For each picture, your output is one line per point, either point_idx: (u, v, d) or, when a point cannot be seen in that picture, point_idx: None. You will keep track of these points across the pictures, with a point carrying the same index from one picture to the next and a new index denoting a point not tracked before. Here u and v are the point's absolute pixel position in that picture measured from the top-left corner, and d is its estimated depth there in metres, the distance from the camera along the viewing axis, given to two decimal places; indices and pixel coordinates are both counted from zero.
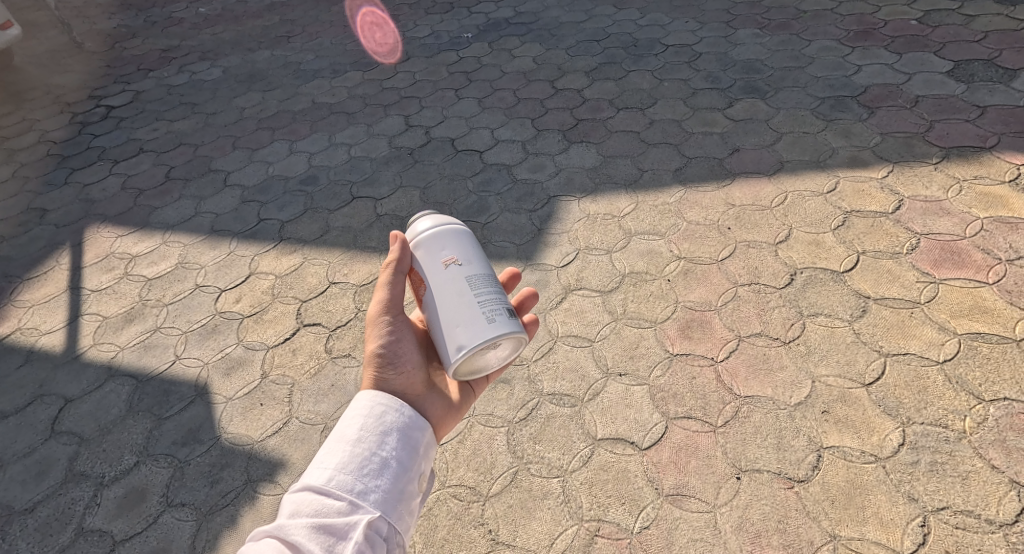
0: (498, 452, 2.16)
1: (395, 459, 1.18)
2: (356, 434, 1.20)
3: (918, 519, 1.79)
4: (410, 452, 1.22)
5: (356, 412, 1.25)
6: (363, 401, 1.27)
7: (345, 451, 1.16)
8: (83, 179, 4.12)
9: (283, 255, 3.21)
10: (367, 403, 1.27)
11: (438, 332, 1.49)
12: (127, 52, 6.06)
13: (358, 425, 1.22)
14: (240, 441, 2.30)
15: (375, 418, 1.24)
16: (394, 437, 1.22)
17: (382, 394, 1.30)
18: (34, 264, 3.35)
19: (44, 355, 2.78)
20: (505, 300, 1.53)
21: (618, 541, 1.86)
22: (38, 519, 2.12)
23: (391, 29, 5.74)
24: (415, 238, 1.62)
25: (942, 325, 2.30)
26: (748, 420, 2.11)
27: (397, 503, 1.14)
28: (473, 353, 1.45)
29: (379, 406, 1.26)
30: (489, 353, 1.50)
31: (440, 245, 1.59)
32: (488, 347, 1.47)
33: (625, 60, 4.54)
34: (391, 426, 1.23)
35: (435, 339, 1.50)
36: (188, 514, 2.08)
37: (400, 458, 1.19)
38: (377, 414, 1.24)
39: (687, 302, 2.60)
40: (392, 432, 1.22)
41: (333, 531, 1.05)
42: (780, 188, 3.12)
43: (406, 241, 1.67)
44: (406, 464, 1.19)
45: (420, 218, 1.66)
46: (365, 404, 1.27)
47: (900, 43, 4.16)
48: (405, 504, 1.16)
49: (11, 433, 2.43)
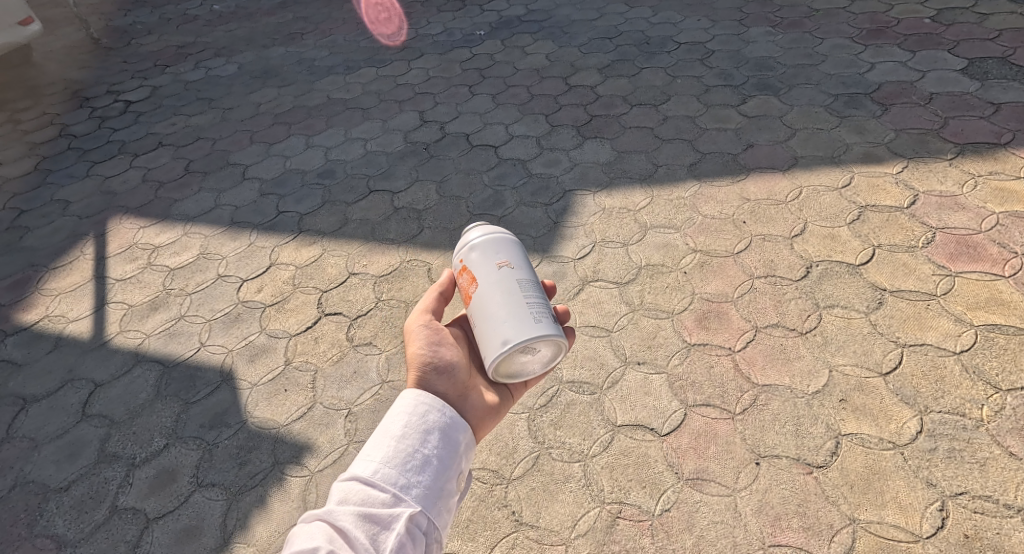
0: (520, 437, 2.19)
1: (437, 457, 1.20)
2: (400, 430, 1.22)
3: (937, 503, 1.82)
4: (452, 452, 1.23)
5: (401, 408, 1.27)
6: (407, 399, 1.28)
7: (389, 446, 1.19)
8: (104, 172, 4.18)
9: (303, 246, 3.26)
10: (411, 401, 1.28)
11: (484, 326, 1.52)
12: (143, 48, 6.13)
13: (403, 422, 1.24)
14: (266, 424, 2.35)
15: (419, 416, 1.25)
16: (436, 436, 1.23)
17: (425, 394, 1.31)
18: (59, 254, 3.42)
19: (72, 341, 2.84)
20: (550, 307, 1.59)
21: (639, 523, 1.90)
22: (73, 497, 2.18)
23: (397, 28, 5.79)
24: (468, 243, 1.69)
25: (958, 317, 2.33)
26: (766, 408, 2.15)
27: (437, 500, 1.16)
28: (516, 350, 1.48)
29: (423, 404, 1.27)
30: (529, 355, 1.53)
31: (495, 250, 1.65)
32: (530, 347, 1.50)
33: (637, 58, 4.57)
34: (434, 425, 1.24)
35: (479, 335, 1.53)
36: (218, 494, 2.13)
37: (441, 456, 1.21)
38: (421, 412, 1.26)
39: (704, 294, 2.63)
40: (435, 431, 1.23)
41: (377, 521, 1.08)
42: (795, 183, 3.14)
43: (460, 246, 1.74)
44: (447, 463, 1.21)
45: (476, 224, 1.73)
46: (409, 402, 1.28)
47: (913, 41, 4.18)
48: (444, 502, 1.18)
49: (44, 416, 2.49)
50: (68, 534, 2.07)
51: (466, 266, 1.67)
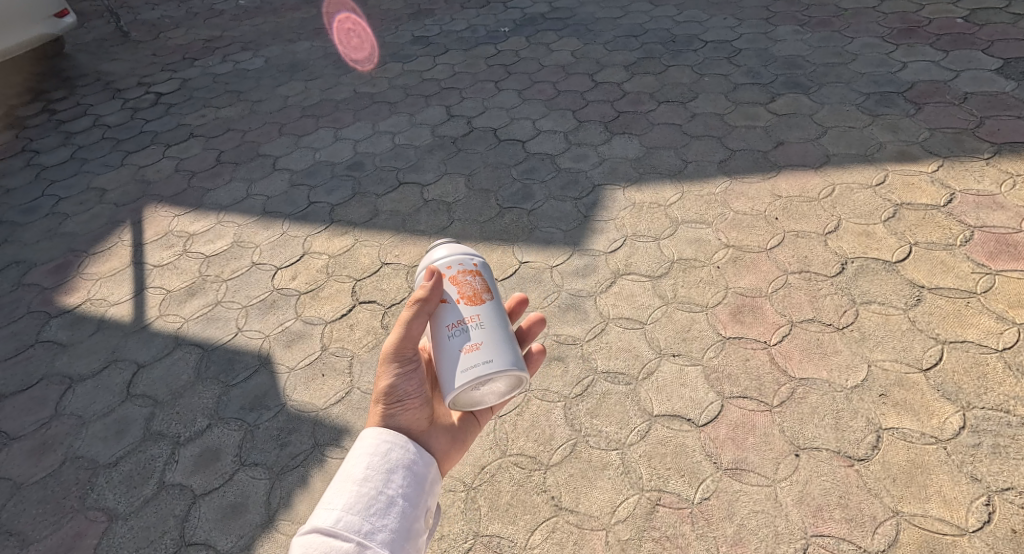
0: (556, 425, 2.21)
1: (401, 497, 1.22)
2: (362, 473, 1.23)
3: (982, 498, 1.82)
4: (416, 489, 1.26)
5: (363, 450, 1.29)
6: (369, 440, 1.31)
7: (351, 491, 1.19)
8: (138, 161, 4.25)
9: (335, 236, 3.28)
10: (372, 442, 1.31)
11: (496, 336, 1.48)
12: (171, 42, 6.20)
13: (365, 463, 1.25)
14: (305, 408, 2.39)
15: (381, 456, 1.27)
16: (400, 475, 1.25)
17: (388, 432, 1.34)
18: (97, 240, 3.48)
19: (114, 324, 2.90)
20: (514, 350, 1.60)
21: (680, 511, 1.91)
22: (121, 473, 2.24)
23: (369, 32, 5.78)
24: (470, 249, 1.61)
25: (1000, 315, 2.31)
26: (804, 401, 2.14)
27: (404, 542, 1.17)
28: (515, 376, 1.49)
29: (384, 444, 1.30)
30: (492, 391, 1.51)
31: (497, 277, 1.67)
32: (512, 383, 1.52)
33: (663, 56, 4.55)
34: (397, 463, 1.27)
35: (486, 341, 1.46)
36: (261, 473, 2.18)
37: (406, 495, 1.23)
38: (382, 452, 1.28)
39: (738, 288, 2.61)
40: (398, 469, 1.26)
41: None
42: (828, 180, 3.11)
43: (462, 246, 1.62)
44: (412, 501, 1.23)
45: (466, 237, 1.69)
46: (370, 443, 1.31)
47: (945, 41, 4.14)
48: (412, 541, 1.19)
49: (90, 394, 2.56)
50: (118, 508, 2.13)
51: (480, 272, 1.58)
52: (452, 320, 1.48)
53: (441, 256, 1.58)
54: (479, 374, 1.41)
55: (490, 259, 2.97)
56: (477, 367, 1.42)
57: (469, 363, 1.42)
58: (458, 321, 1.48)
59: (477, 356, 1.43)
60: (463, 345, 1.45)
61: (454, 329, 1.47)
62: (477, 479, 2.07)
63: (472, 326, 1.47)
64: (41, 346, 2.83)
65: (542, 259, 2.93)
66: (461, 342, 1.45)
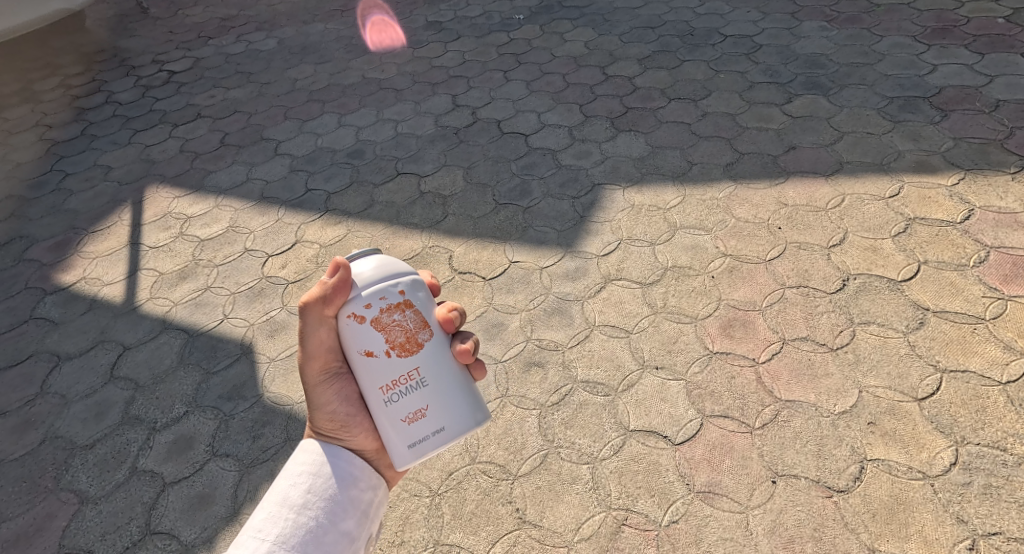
0: (529, 433, 2.16)
1: (340, 529, 1.13)
2: (301, 500, 1.13)
3: (966, 542, 1.72)
4: (359, 519, 1.18)
5: (302, 470, 1.19)
6: (311, 459, 1.22)
7: (287, 520, 1.10)
8: (145, 140, 4.26)
9: (328, 225, 3.24)
10: (314, 461, 1.22)
11: (444, 392, 1.26)
12: (189, 19, 6.20)
13: (304, 486, 1.16)
14: (281, 401, 2.37)
15: (323, 479, 1.18)
16: (342, 503, 1.17)
17: (333, 452, 1.24)
18: (98, 218, 3.51)
19: (105, 304, 2.92)
20: (472, 389, 1.32)
21: (645, 532, 1.84)
22: (97, 455, 2.27)
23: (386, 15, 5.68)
24: (381, 277, 1.25)
25: (1008, 344, 2.18)
26: (788, 425, 2.05)
27: None
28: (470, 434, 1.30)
29: (328, 465, 1.21)
30: None
31: (431, 291, 1.32)
32: None
33: (680, 50, 4.39)
34: (340, 490, 1.18)
35: (433, 402, 1.25)
36: (231, 465, 2.18)
37: (346, 528, 1.14)
38: (324, 474, 1.19)
39: (730, 300, 2.51)
40: (341, 498, 1.17)
41: None
42: (838, 190, 2.96)
43: (379, 269, 1.26)
44: (353, 534, 1.15)
45: (364, 253, 1.30)
46: (312, 461, 1.21)
47: (983, 42, 3.90)
48: None
49: (75, 374, 2.59)
50: (89, 491, 2.15)
51: (410, 306, 1.25)
52: (386, 381, 1.24)
53: (358, 290, 1.24)
54: (433, 445, 1.25)
55: (481, 257, 2.91)
56: (427, 437, 1.24)
57: (417, 434, 1.24)
58: (393, 382, 1.24)
59: (425, 423, 1.24)
60: (405, 413, 1.24)
61: (390, 394, 1.23)
62: (443, 486, 2.04)
63: (413, 387, 1.24)
64: (34, 323, 2.88)
65: (533, 259, 2.85)
66: (401, 408, 1.23)
